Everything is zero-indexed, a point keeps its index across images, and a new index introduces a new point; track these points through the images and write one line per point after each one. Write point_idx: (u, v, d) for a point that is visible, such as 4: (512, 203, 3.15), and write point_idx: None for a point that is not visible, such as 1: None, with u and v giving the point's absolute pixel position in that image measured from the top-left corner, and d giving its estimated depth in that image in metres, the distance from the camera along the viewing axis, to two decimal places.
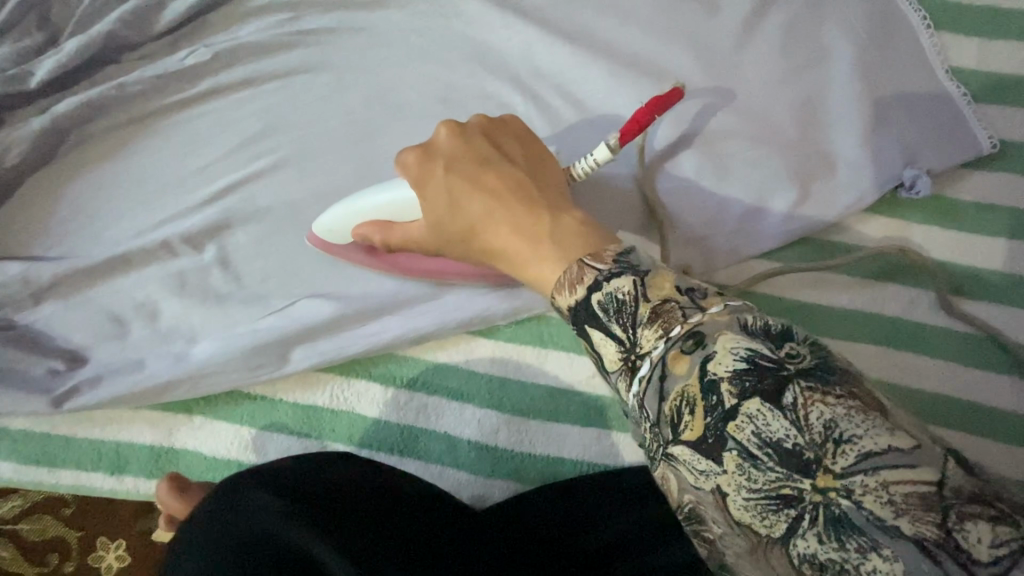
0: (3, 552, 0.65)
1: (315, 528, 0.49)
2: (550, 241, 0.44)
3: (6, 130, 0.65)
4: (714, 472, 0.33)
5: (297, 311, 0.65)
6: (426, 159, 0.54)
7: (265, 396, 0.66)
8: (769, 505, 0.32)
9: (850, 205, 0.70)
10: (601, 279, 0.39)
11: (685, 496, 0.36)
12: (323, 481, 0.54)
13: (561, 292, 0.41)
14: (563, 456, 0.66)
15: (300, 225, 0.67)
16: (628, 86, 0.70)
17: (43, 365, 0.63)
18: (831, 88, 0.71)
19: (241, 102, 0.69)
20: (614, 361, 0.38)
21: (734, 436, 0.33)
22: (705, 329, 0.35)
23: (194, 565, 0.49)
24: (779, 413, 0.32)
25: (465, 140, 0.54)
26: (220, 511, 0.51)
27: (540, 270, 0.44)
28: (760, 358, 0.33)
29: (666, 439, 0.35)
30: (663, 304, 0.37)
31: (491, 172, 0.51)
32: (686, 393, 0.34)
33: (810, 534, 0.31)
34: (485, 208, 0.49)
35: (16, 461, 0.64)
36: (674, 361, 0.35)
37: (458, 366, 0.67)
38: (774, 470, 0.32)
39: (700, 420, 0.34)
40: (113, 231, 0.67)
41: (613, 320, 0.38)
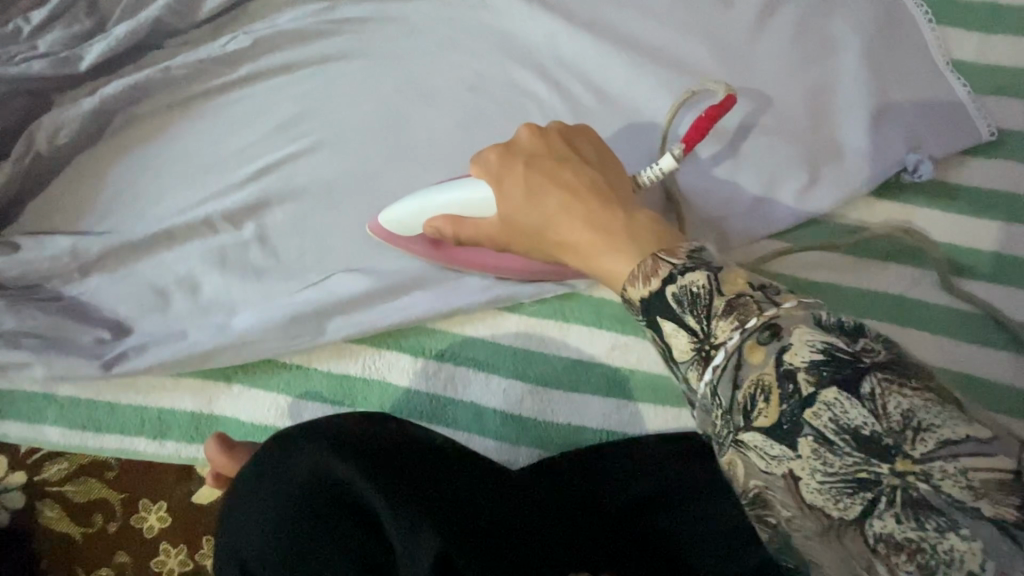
0: (48, 512, 0.67)
1: (359, 471, 0.53)
2: (622, 238, 0.47)
3: (56, 111, 0.68)
4: (788, 457, 0.36)
5: (332, 284, 0.68)
6: (505, 155, 0.58)
7: (301, 365, 0.69)
8: (846, 488, 0.35)
9: (855, 189, 0.74)
10: (676, 273, 0.42)
11: (752, 481, 0.38)
12: (371, 433, 0.56)
13: (635, 284, 0.44)
14: (584, 425, 0.70)
15: (335, 204, 0.71)
16: (645, 75, 0.74)
17: (91, 334, 0.67)
18: (839, 79, 0.75)
19: (279, 87, 0.72)
20: (687, 351, 0.41)
21: (811, 422, 0.35)
22: (782, 321, 0.37)
23: (252, 497, 0.55)
24: (856, 401, 0.34)
25: (543, 137, 0.58)
26: (276, 454, 0.56)
27: (611, 263, 0.47)
28: (838, 350, 0.36)
29: (738, 426, 0.37)
30: (738, 297, 0.39)
31: (568, 171, 0.55)
32: (761, 380, 0.37)
33: (888, 515, 0.34)
34: (558, 206, 0.53)
35: (64, 425, 0.67)
36: (749, 351, 0.37)
37: (485, 338, 0.70)
38: (852, 455, 0.34)
39: (775, 408, 0.36)
40: (156, 208, 0.70)
41: (687, 311, 0.41)
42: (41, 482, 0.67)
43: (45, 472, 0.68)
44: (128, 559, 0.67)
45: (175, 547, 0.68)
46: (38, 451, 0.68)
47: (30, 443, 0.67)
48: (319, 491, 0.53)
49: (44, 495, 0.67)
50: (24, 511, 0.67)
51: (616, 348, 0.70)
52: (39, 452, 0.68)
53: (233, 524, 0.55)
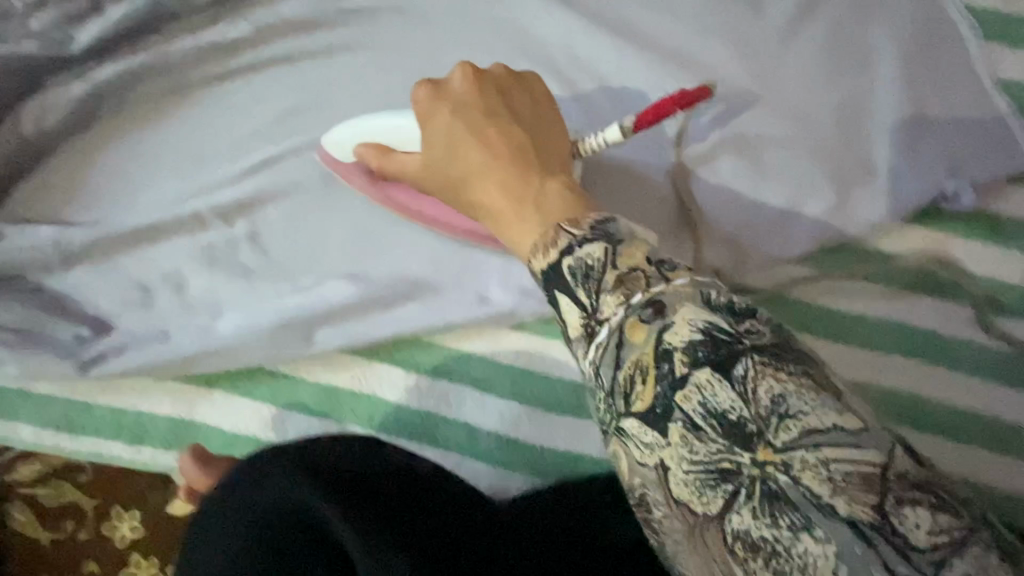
0: (17, 514, 0.64)
1: (339, 512, 0.49)
2: (531, 205, 0.45)
3: (44, 94, 0.64)
4: (659, 445, 0.33)
5: (324, 291, 0.64)
6: (436, 96, 0.53)
7: (287, 374, 0.65)
8: (708, 479, 0.32)
9: (886, 215, 0.68)
10: (573, 244, 0.39)
11: (634, 479, 0.35)
12: (361, 470, 0.53)
13: (536, 255, 0.40)
14: (584, 453, 0.65)
15: (331, 204, 0.66)
16: (667, 82, 0.69)
17: (70, 330, 0.64)
18: (875, 94, 0.70)
19: (278, 79, 0.69)
20: (576, 328, 0.38)
21: (682, 405, 0.33)
22: (666, 299, 0.35)
23: (228, 521, 0.52)
24: (727, 383, 0.32)
25: (479, 88, 0.53)
26: (256, 480, 0.53)
27: (518, 231, 0.45)
28: (716, 331, 0.33)
29: (617, 411, 0.35)
30: (631, 272, 0.36)
31: (495, 129, 0.51)
32: (641, 361, 0.34)
33: (745, 509, 0.31)
34: (480, 164, 0.50)
35: (37, 424, 0.64)
36: (630, 330, 0.35)
37: (483, 355, 0.66)
38: (717, 442, 0.32)
39: (650, 389, 0.34)
40: (144, 200, 0.67)
41: (579, 285, 0.37)
42: (11, 483, 0.64)
43: (16, 472, 0.64)
44: (97, 569, 0.64)
45: (146, 559, 0.64)
46: (8, 451, 0.64)
47: (1, 441, 0.64)
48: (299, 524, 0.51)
49: (13, 497, 0.64)
50: None
51: None
52: (9, 452, 0.65)
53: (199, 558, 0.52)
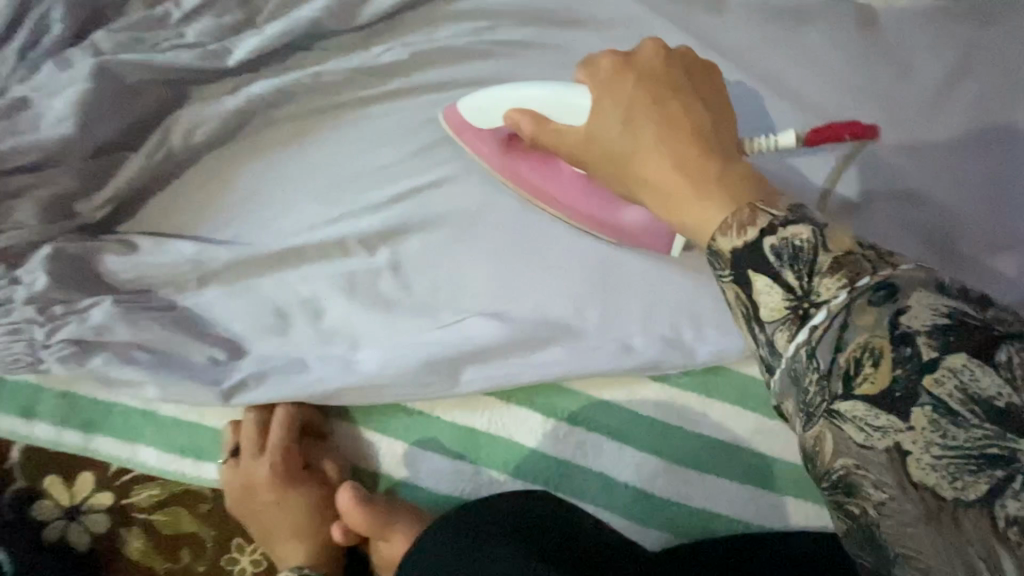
0: (132, 541, 0.61)
1: (553, 574, 0.51)
2: (711, 188, 0.41)
3: (195, 106, 0.62)
4: (895, 429, 0.32)
5: (469, 329, 0.63)
6: (623, 67, 0.50)
7: (422, 411, 0.63)
8: (966, 464, 0.31)
9: (1023, 289, 0.69)
10: (778, 223, 0.36)
11: (839, 461, 0.33)
12: (556, 532, 0.55)
13: (725, 235, 0.38)
14: (719, 512, 0.64)
15: (477, 240, 0.65)
16: (818, 140, 0.69)
17: (204, 353, 0.61)
18: (1022, 168, 0.69)
19: (427, 107, 0.67)
20: (778, 309, 0.35)
21: (930, 390, 0.31)
22: (900, 280, 0.33)
23: None
24: (989, 369, 0.31)
25: (664, 64, 0.50)
26: (456, 545, 0.54)
27: (693, 214, 0.41)
28: (965, 315, 0.32)
29: (834, 394, 0.33)
30: (847, 255, 0.34)
31: (677, 104, 0.47)
32: (871, 343, 0.32)
33: (1019, 496, 0.30)
34: (654, 138, 0.45)
35: (160, 447, 0.61)
36: (860, 312, 0.33)
37: (622, 405, 0.65)
38: (980, 428, 0.30)
39: (886, 372, 0.32)
40: (285, 221, 0.65)
41: (787, 267, 0.35)
42: (128, 506, 0.62)
43: (135, 497, 0.62)
44: None
45: None
46: (127, 472, 0.62)
47: (121, 462, 0.61)
48: None
49: (131, 523, 0.61)
50: (107, 537, 0.61)
51: (761, 432, 0.65)
52: (128, 473, 0.62)
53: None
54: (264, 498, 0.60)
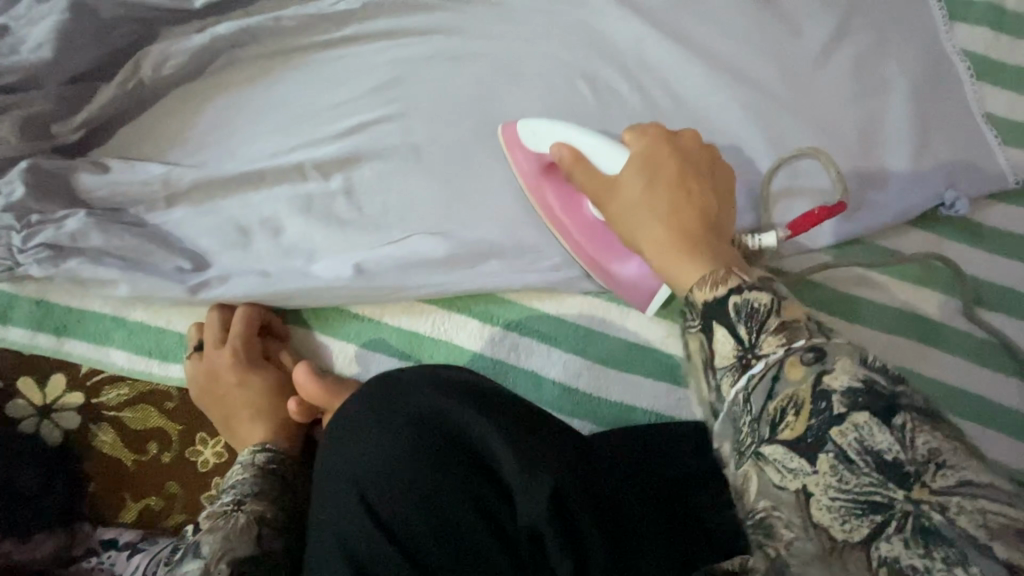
0: (102, 436, 0.67)
1: (482, 418, 0.50)
2: (699, 253, 0.49)
3: (164, 42, 0.69)
4: (804, 471, 0.38)
5: (414, 244, 0.71)
6: (668, 140, 0.58)
7: (372, 317, 0.71)
8: (854, 509, 0.37)
9: (895, 214, 0.80)
10: (744, 287, 0.45)
11: (761, 501, 0.40)
12: (489, 392, 0.53)
13: (702, 287, 0.46)
14: (636, 405, 0.73)
15: (422, 167, 0.73)
16: (721, 88, 0.79)
17: (171, 262, 0.67)
18: (891, 115, 0.81)
19: (378, 51, 0.74)
20: (728, 357, 0.44)
21: (836, 439, 0.37)
22: (827, 348, 0.40)
23: (355, 441, 0.51)
24: (885, 428, 0.36)
25: (693, 144, 0.57)
26: (382, 400, 0.53)
27: (674, 264, 0.49)
28: (874, 381, 0.38)
29: (761, 436, 0.40)
30: (793, 322, 0.43)
31: (689, 181, 0.54)
32: (796, 395, 0.39)
33: (895, 539, 0.36)
34: (658, 200, 0.53)
35: (129, 349, 0.67)
36: (789, 366, 0.40)
37: (550, 313, 0.74)
38: (869, 476, 0.36)
39: (802, 422, 0.39)
40: (247, 148, 0.71)
41: (741, 323, 0.43)
42: (98, 404, 0.67)
43: (104, 396, 0.67)
44: (179, 491, 0.67)
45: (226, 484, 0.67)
46: (98, 373, 0.67)
47: (92, 363, 0.67)
48: (435, 433, 0.49)
49: (101, 419, 0.67)
50: (78, 433, 0.67)
51: (672, 335, 0.74)
52: (98, 375, 0.67)
53: (327, 484, 0.51)
54: (229, 379, 0.66)
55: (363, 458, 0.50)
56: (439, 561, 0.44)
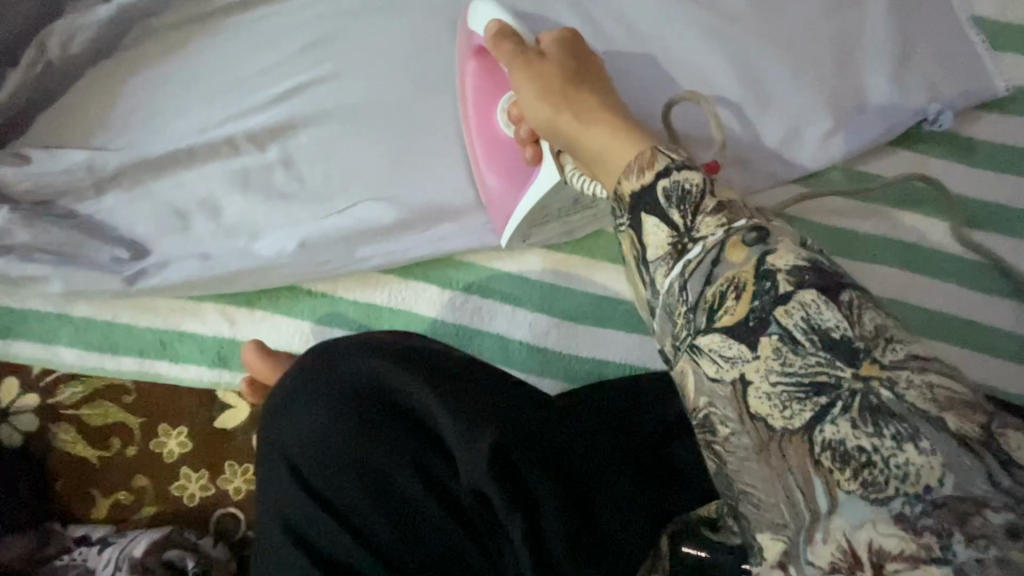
0: (64, 435, 0.66)
1: (427, 385, 0.46)
2: (630, 132, 0.47)
3: (68, 17, 0.64)
4: (744, 358, 0.34)
5: (360, 212, 0.67)
6: (564, 42, 0.59)
7: (326, 293, 0.68)
8: (798, 393, 0.33)
9: (875, 136, 0.75)
10: (673, 167, 0.40)
11: (699, 398, 0.36)
12: (436, 354, 0.49)
13: (629, 176, 0.42)
14: (608, 359, 0.71)
15: (360, 130, 0.68)
16: (678, 14, 0.73)
17: (107, 253, 0.64)
18: (867, 26, 0.75)
19: (302, 7, 0.69)
20: (662, 246, 0.39)
21: (780, 320, 0.34)
22: (769, 230, 0.37)
23: (293, 414, 0.48)
24: (833, 304, 0.33)
25: (572, 45, 0.59)
26: (314, 371, 0.49)
27: (602, 143, 0.48)
28: (818, 260, 0.35)
29: (697, 327, 0.36)
30: (730, 203, 0.39)
31: (582, 84, 0.55)
32: (737, 277, 0.36)
33: (842, 420, 0.31)
34: (579, 109, 0.52)
35: (77, 346, 0.65)
36: (730, 248, 0.36)
37: (512, 273, 0.70)
38: (817, 355, 0.32)
39: (744, 304, 0.35)
40: (173, 125, 0.67)
41: (674, 207, 0.39)
42: (55, 404, 0.66)
43: (60, 396, 0.66)
44: (148, 483, 0.66)
45: (196, 472, 0.66)
46: (51, 373, 0.66)
47: (41, 364, 0.65)
48: (372, 399, 0.46)
49: (59, 419, 0.66)
50: (39, 434, 0.66)
51: None
52: (52, 374, 0.66)
53: (266, 465, 0.48)
54: None
55: (296, 434, 0.47)
56: (381, 526, 0.43)
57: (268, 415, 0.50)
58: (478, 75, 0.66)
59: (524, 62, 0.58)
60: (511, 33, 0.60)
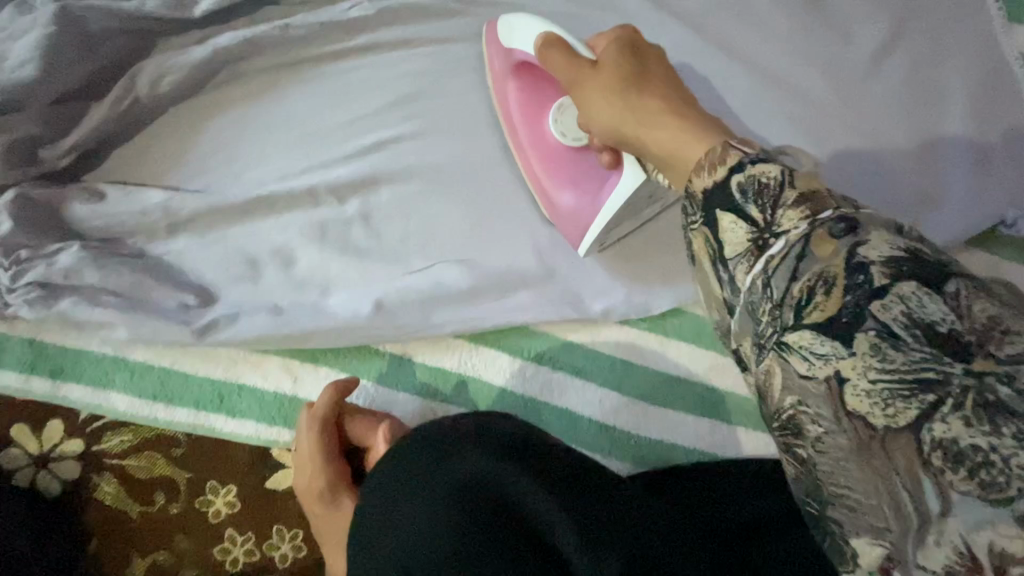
0: (105, 486, 0.62)
1: (542, 487, 0.44)
2: (697, 124, 0.42)
3: (160, 56, 0.62)
4: (837, 355, 0.30)
5: (437, 275, 0.65)
6: (621, 40, 0.53)
7: (394, 354, 0.66)
8: (903, 391, 0.28)
9: (951, 237, 0.75)
10: (747, 161, 0.36)
11: (786, 398, 0.32)
12: (543, 452, 0.48)
13: (698, 174, 0.38)
14: (677, 443, 0.68)
15: (443, 189, 0.67)
16: (763, 99, 0.74)
17: (175, 298, 0.61)
18: (947, 126, 0.75)
19: (394, 61, 0.68)
20: (741, 244, 0.35)
21: (877, 315, 0.29)
22: (860, 220, 0.32)
23: (399, 511, 0.46)
24: (937, 296, 0.29)
25: (629, 43, 0.53)
26: (422, 462, 0.48)
27: (665, 145, 0.43)
28: (919, 251, 0.31)
29: (784, 324, 0.32)
30: (813, 192, 0.34)
31: (650, 81, 0.48)
32: (826, 272, 0.31)
33: (954, 417, 0.27)
34: (646, 108, 0.46)
35: (130, 393, 0.62)
36: (817, 242, 0.32)
37: (585, 347, 0.68)
38: (918, 350, 0.28)
39: (836, 298, 0.31)
40: (254, 171, 0.65)
41: (751, 202, 0.35)
42: (100, 453, 0.62)
43: (106, 444, 0.62)
44: (190, 544, 0.62)
45: (242, 535, 0.63)
46: (98, 419, 0.62)
47: (90, 409, 0.61)
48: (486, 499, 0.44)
49: (102, 468, 0.62)
50: (78, 483, 0.62)
51: (716, 369, 0.69)
52: (100, 420, 0.62)
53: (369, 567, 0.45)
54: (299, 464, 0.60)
55: (405, 536, 0.45)
56: None
57: (371, 500, 0.49)
58: (523, 95, 0.64)
59: (579, 76, 0.53)
60: (557, 44, 0.56)
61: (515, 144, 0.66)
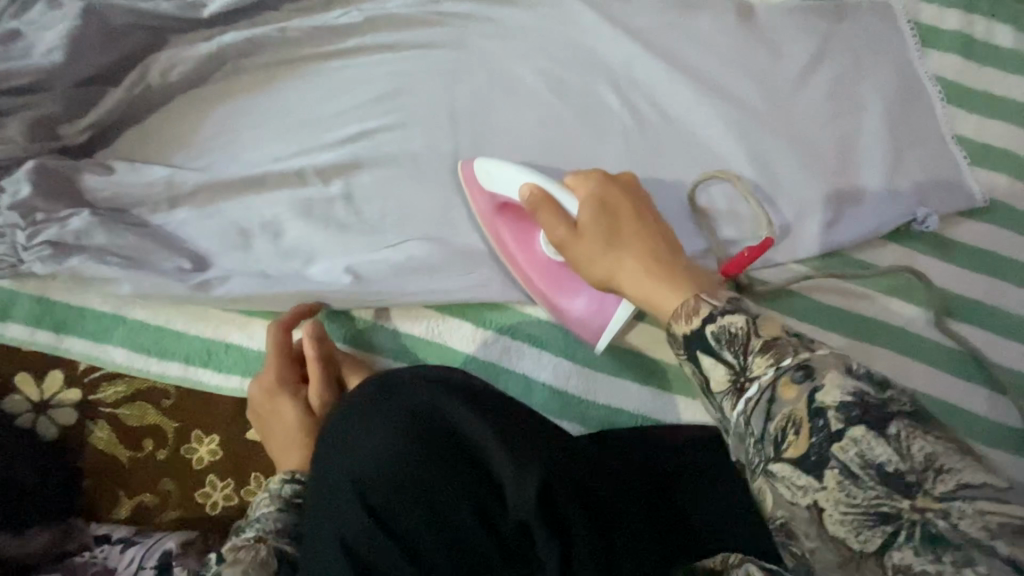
0: (99, 432, 0.68)
1: (483, 422, 0.52)
2: (671, 275, 0.54)
3: (172, 50, 0.71)
4: (813, 488, 0.39)
5: (409, 249, 0.73)
6: (607, 191, 0.61)
7: (366, 319, 0.74)
8: (867, 521, 0.38)
9: (871, 229, 0.84)
10: (715, 313, 0.47)
11: (776, 512, 0.41)
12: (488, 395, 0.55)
13: (677, 321, 0.49)
14: (623, 408, 0.76)
15: (418, 174, 0.75)
16: (706, 105, 0.83)
17: (172, 261, 0.68)
18: (866, 134, 0.85)
19: (378, 62, 0.77)
20: (723, 381, 0.46)
21: (839, 455, 0.39)
22: (814, 364, 0.41)
23: (357, 439, 0.53)
24: (882, 440, 0.38)
25: (609, 195, 0.61)
26: (380, 397, 0.55)
27: (646, 288, 0.55)
28: (865, 394, 0.39)
29: (767, 455, 0.41)
30: (775, 339, 0.44)
31: (635, 235, 0.58)
32: (793, 415, 0.41)
33: (906, 546, 0.36)
34: (630, 259, 0.57)
35: (127, 346, 0.68)
36: (782, 387, 0.42)
37: (540, 318, 0.76)
38: (875, 488, 0.38)
39: (804, 439, 0.40)
40: (249, 153, 0.73)
41: (724, 348, 0.46)
42: (96, 401, 0.68)
43: (102, 393, 0.69)
44: (173, 487, 0.69)
45: (222, 480, 0.69)
46: (96, 370, 0.69)
47: (89, 360, 0.68)
48: (436, 430, 0.51)
49: (97, 415, 0.68)
50: (75, 428, 0.68)
51: (657, 340, 0.77)
52: (97, 371, 0.69)
53: (326, 486, 0.52)
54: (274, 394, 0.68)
55: (360, 459, 0.51)
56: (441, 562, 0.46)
57: (332, 431, 0.55)
58: (514, 230, 0.71)
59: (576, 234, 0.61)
60: (546, 204, 0.62)
61: (510, 262, 0.72)
